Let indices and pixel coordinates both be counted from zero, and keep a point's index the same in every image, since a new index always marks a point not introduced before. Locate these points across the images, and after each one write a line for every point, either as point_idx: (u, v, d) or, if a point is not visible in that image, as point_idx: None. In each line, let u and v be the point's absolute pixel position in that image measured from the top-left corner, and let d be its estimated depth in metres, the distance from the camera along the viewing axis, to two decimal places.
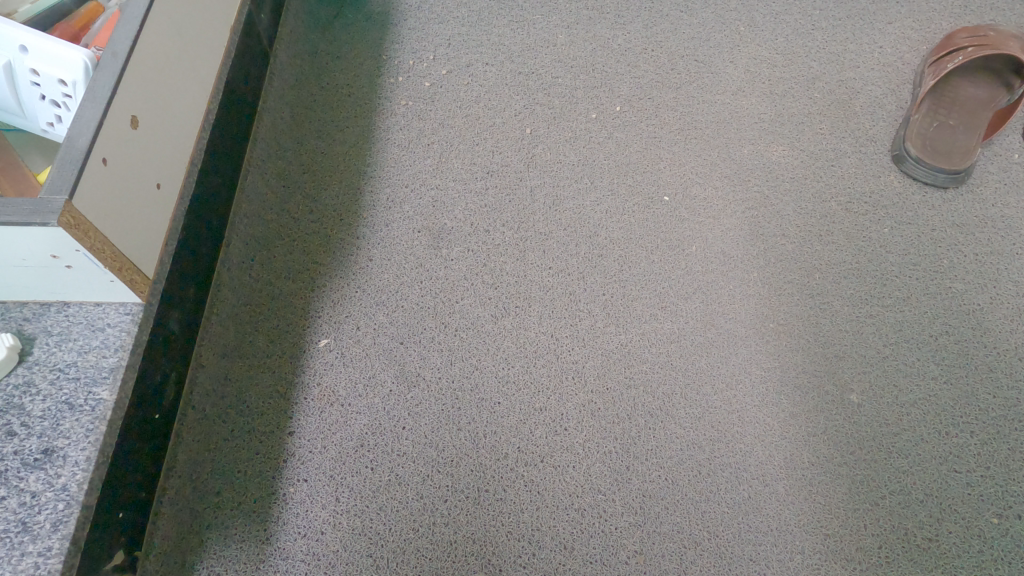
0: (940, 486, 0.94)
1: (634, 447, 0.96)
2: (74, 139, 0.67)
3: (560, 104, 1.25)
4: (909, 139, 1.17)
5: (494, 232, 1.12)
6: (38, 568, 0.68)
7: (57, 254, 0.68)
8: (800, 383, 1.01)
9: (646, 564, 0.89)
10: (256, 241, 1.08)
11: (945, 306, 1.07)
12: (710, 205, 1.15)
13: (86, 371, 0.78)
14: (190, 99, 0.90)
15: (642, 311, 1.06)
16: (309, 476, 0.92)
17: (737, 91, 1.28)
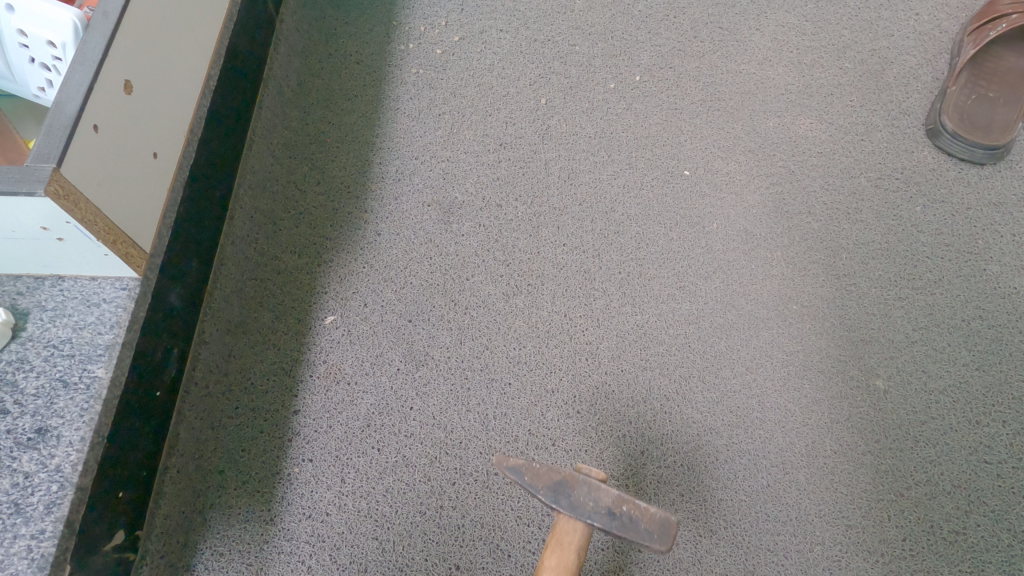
0: (969, 478, 0.90)
1: (649, 431, 0.92)
2: (62, 104, 0.63)
3: (577, 73, 1.20)
4: (946, 113, 1.11)
5: (507, 207, 1.07)
6: (29, 551, 0.65)
7: (48, 226, 0.65)
8: (824, 368, 0.97)
9: (659, 552, 0.86)
10: (260, 214, 1.04)
11: (978, 289, 1.02)
12: (733, 181, 1.10)
13: (81, 348, 0.75)
14: (190, 64, 0.86)
15: (660, 291, 1.02)
16: (314, 456, 0.89)
17: (764, 60, 1.21)
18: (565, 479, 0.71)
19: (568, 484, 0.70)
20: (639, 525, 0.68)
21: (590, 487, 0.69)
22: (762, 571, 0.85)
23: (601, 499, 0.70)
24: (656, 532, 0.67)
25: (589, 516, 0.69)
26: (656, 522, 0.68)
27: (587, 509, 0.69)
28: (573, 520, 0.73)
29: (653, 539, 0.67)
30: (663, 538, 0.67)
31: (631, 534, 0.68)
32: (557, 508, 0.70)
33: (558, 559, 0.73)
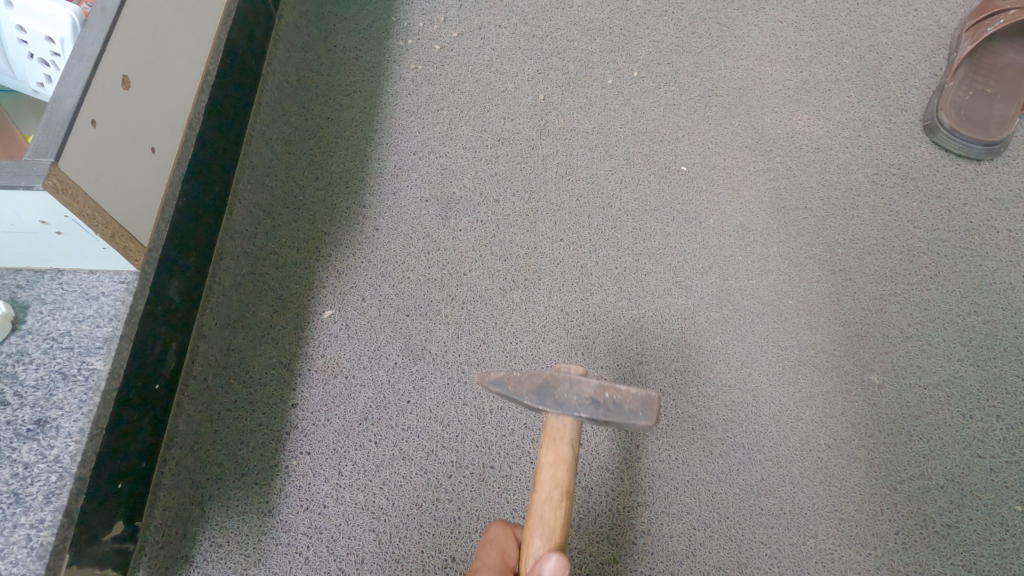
0: (962, 472, 0.91)
1: (644, 425, 0.93)
2: (61, 99, 0.64)
3: (575, 69, 1.20)
4: (943, 109, 1.11)
5: (504, 202, 1.08)
6: (28, 540, 0.65)
7: (46, 219, 0.66)
8: (819, 362, 0.97)
9: (653, 545, 0.87)
10: (259, 209, 1.05)
11: (974, 285, 1.02)
12: (730, 176, 1.11)
13: (80, 340, 0.75)
14: (188, 60, 0.87)
15: (656, 286, 1.02)
16: (312, 448, 0.90)
17: (762, 56, 1.21)
18: (546, 380, 0.71)
19: (550, 382, 0.71)
20: (623, 407, 0.69)
21: (572, 381, 0.70)
22: (755, 564, 0.86)
23: (584, 392, 0.71)
24: (639, 409, 0.69)
25: (574, 409, 0.70)
26: (637, 400, 0.69)
27: (572, 403, 0.70)
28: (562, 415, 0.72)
29: (638, 417, 0.69)
30: (647, 412, 0.68)
31: (618, 417, 0.69)
32: (544, 410, 0.71)
33: (554, 454, 0.71)
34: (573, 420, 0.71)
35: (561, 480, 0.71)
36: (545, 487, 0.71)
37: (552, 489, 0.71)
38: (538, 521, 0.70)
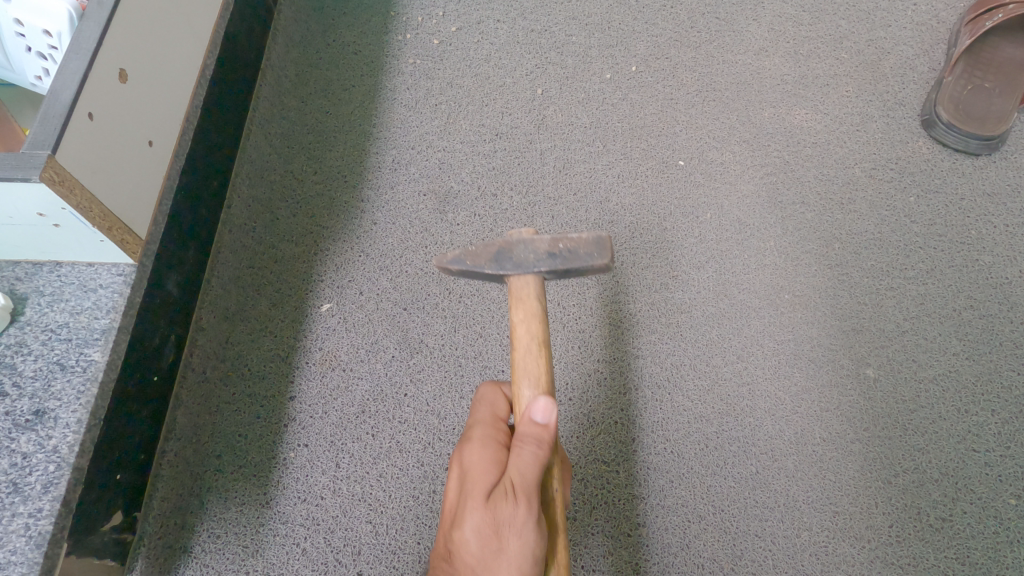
0: (956, 466, 0.91)
1: (640, 418, 0.93)
2: (58, 93, 0.65)
3: (573, 63, 1.20)
4: (941, 103, 1.11)
5: (502, 197, 1.08)
6: (27, 529, 0.66)
7: (44, 212, 0.66)
8: (815, 357, 0.97)
9: (648, 537, 0.87)
10: (258, 203, 1.05)
11: (970, 279, 1.02)
12: (727, 171, 1.11)
13: (78, 333, 0.76)
14: (185, 54, 0.87)
15: (653, 280, 1.02)
16: (310, 441, 0.91)
17: (761, 51, 1.21)
18: (500, 245, 0.69)
19: (506, 245, 0.69)
20: (578, 252, 0.68)
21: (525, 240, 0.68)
22: (750, 556, 0.86)
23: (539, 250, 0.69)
24: (593, 249, 0.68)
25: (534, 268, 0.68)
26: (588, 241, 0.69)
27: (530, 262, 0.68)
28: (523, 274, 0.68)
29: (594, 256, 0.68)
30: (602, 250, 0.67)
31: (579, 263, 0.68)
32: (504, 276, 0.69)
33: (524, 310, 0.68)
34: (535, 276, 0.69)
35: (536, 334, 0.66)
36: (521, 342, 0.66)
37: (529, 343, 0.66)
38: (521, 371, 0.65)
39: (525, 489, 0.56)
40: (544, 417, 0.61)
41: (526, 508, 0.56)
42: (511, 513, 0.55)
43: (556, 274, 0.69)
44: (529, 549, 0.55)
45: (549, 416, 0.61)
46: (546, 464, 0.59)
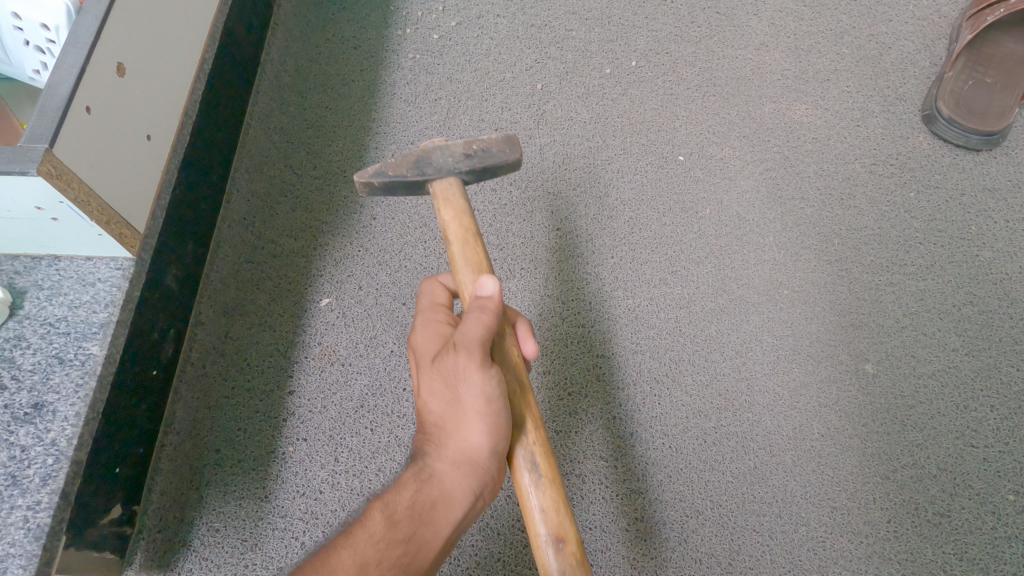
0: (955, 461, 0.91)
1: (638, 414, 0.94)
2: (56, 86, 0.65)
3: (573, 58, 1.20)
4: (942, 98, 1.10)
5: (501, 191, 1.08)
6: (26, 522, 0.66)
7: (42, 205, 0.66)
8: (814, 352, 0.97)
9: (646, 532, 0.87)
10: (257, 198, 1.06)
11: (970, 275, 1.02)
12: (727, 166, 1.11)
13: (77, 326, 0.75)
14: (184, 48, 0.87)
15: (652, 276, 1.02)
16: (309, 435, 0.91)
17: (761, 46, 1.21)
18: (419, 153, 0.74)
19: (424, 154, 0.74)
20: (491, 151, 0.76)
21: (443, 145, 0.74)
22: (747, 551, 0.87)
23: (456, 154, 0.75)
24: (505, 145, 0.77)
25: (455, 168, 0.74)
26: (498, 139, 0.77)
27: (450, 163, 0.74)
28: (444, 175, 0.74)
29: (507, 149, 0.77)
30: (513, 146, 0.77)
31: (495, 158, 0.76)
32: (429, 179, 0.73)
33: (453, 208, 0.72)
34: (455, 178, 0.75)
35: (467, 224, 0.71)
36: (454, 234, 0.71)
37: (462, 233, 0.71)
38: (461, 262, 0.69)
39: (470, 346, 0.61)
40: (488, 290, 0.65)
41: (475, 362, 0.61)
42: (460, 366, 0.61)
43: (476, 173, 0.76)
44: (483, 395, 0.60)
45: (490, 287, 0.65)
46: (492, 324, 0.63)
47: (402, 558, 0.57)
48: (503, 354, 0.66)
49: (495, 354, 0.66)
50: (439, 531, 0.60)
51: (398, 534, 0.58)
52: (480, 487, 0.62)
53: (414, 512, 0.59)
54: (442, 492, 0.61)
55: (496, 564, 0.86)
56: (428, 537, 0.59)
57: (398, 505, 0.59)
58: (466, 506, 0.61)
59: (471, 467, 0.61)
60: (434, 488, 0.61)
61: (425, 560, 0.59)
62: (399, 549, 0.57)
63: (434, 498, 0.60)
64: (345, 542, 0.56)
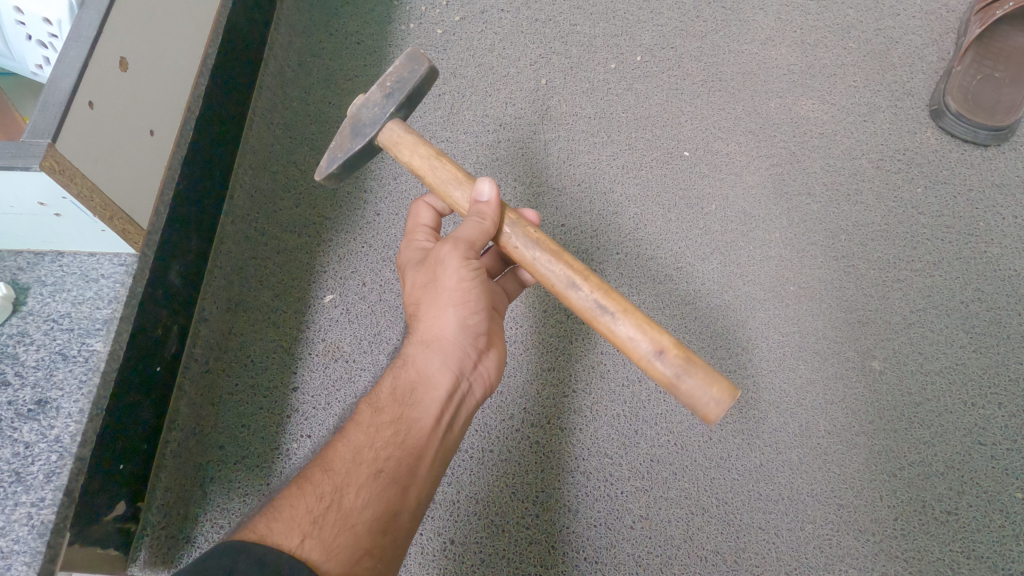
0: (962, 459, 0.90)
1: (644, 410, 0.93)
2: (58, 81, 0.65)
3: (577, 53, 1.19)
4: (950, 94, 1.09)
5: (505, 187, 1.08)
6: (30, 518, 0.66)
7: (45, 201, 0.66)
8: (820, 349, 0.97)
9: (651, 529, 0.87)
10: (261, 194, 1.05)
11: (978, 271, 1.01)
12: (733, 161, 1.10)
13: (80, 322, 0.75)
14: (187, 44, 0.87)
15: (657, 272, 1.02)
16: (313, 432, 0.90)
17: (767, 40, 1.20)
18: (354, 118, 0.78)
19: (355, 118, 0.78)
20: (405, 78, 0.77)
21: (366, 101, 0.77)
22: (752, 549, 0.86)
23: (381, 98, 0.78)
24: (411, 64, 0.77)
25: (387, 114, 0.77)
26: (404, 62, 0.78)
27: (378, 113, 0.77)
28: (384, 128, 0.78)
29: (416, 67, 0.77)
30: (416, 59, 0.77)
31: (411, 83, 0.77)
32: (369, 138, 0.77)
33: (409, 146, 0.76)
34: (392, 121, 0.77)
35: (428, 153, 0.76)
36: (426, 165, 0.75)
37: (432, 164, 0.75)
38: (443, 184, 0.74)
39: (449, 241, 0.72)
40: (486, 195, 0.70)
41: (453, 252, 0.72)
42: (438, 261, 0.73)
43: (406, 104, 0.78)
44: (456, 277, 0.72)
45: (484, 189, 0.70)
46: (488, 227, 0.70)
47: (396, 433, 0.66)
48: (506, 240, 0.72)
49: (498, 242, 0.73)
50: (428, 407, 0.68)
51: (385, 417, 0.67)
52: (458, 362, 0.72)
53: (397, 396, 0.69)
54: (422, 374, 0.70)
55: (501, 561, 0.85)
56: (418, 414, 0.68)
57: (381, 395, 0.69)
58: (449, 382, 0.70)
59: (444, 345, 0.72)
60: (411, 372, 0.70)
61: (420, 433, 0.67)
62: (390, 427, 0.66)
63: (415, 381, 0.70)
64: (341, 437, 0.66)
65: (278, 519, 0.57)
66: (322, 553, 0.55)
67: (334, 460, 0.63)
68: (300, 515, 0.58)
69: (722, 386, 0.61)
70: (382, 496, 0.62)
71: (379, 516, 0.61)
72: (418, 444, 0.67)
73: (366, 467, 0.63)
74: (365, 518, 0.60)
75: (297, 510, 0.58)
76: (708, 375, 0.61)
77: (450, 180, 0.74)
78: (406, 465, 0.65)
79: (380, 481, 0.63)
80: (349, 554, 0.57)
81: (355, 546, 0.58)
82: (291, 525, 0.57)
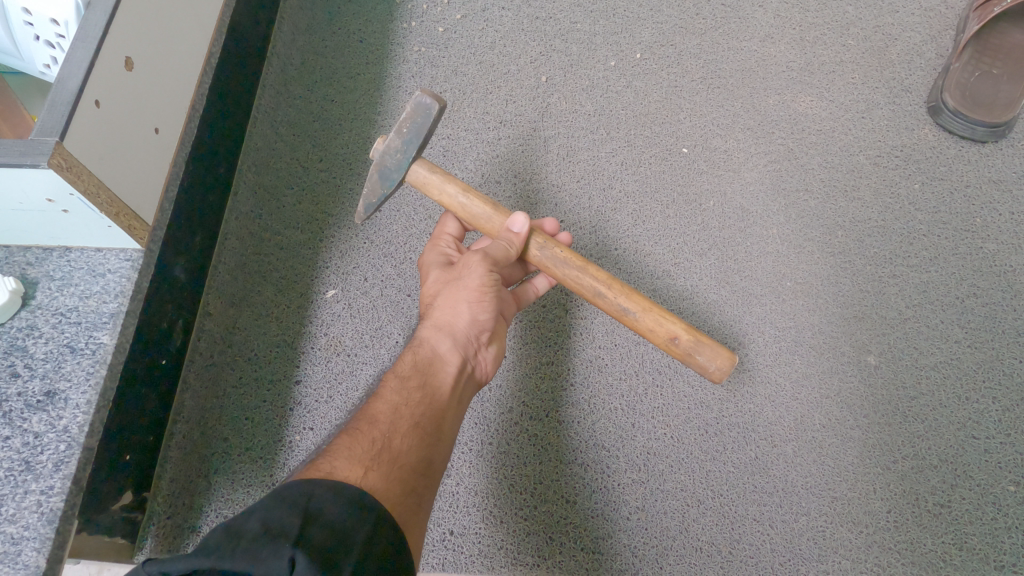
0: (956, 452, 0.91)
1: (640, 404, 0.94)
2: (65, 80, 0.66)
3: (577, 51, 1.20)
4: (948, 90, 1.10)
5: (505, 183, 1.09)
6: (39, 506, 0.68)
7: (52, 197, 0.68)
8: (817, 344, 0.98)
9: (648, 520, 0.88)
10: (264, 191, 1.07)
11: (974, 267, 1.02)
12: (731, 158, 1.11)
13: (87, 316, 0.78)
14: (192, 44, 0.88)
15: (655, 268, 1.03)
16: (315, 424, 0.92)
17: (766, 38, 1.21)
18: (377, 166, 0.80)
19: (380, 165, 0.80)
20: (418, 121, 0.77)
21: (387, 149, 0.79)
22: (748, 540, 0.87)
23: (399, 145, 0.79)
24: (422, 108, 0.77)
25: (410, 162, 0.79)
26: (415, 107, 0.77)
27: (401, 162, 0.79)
28: (411, 171, 0.81)
29: (427, 110, 0.77)
30: (428, 102, 0.76)
31: (425, 129, 0.77)
32: (398, 185, 0.80)
33: (441, 182, 0.81)
34: (417, 166, 0.81)
35: (462, 187, 0.81)
36: (458, 198, 0.81)
37: (464, 198, 0.81)
38: (474, 213, 0.81)
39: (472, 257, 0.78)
40: (519, 228, 0.78)
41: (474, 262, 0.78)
42: (464, 264, 0.79)
43: (423, 146, 0.79)
44: (479, 279, 0.77)
45: (518, 221, 0.78)
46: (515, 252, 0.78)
47: (423, 396, 0.70)
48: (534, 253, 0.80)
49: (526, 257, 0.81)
50: (447, 378, 0.72)
51: (412, 384, 0.70)
52: (469, 343, 0.77)
53: (420, 366, 0.72)
54: (438, 350, 0.74)
55: (499, 551, 0.87)
56: (440, 381, 0.72)
57: (403, 368, 0.72)
58: (462, 359, 0.75)
59: (457, 330, 0.76)
60: (429, 350, 0.74)
61: (444, 399, 0.71)
62: (418, 390, 0.70)
63: (433, 355, 0.74)
64: (374, 400, 0.68)
65: (336, 461, 0.59)
66: (383, 487, 0.59)
67: (377, 414, 0.66)
68: (358, 455, 0.61)
69: (721, 360, 0.76)
70: (420, 447, 0.66)
71: (420, 463, 0.64)
72: (443, 407, 0.71)
73: (405, 421, 0.66)
74: (410, 462, 0.63)
75: (354, 452, 0.61)
76: (710, 353, 0.76)
77: (484, 210, 0.80)
78: (436, 424, 0.69)
79: (418, 434, 0.66)
80: (401, 492, 0.60)
81: (405, 484, 0.61)
82: (352, 462, 0.59)
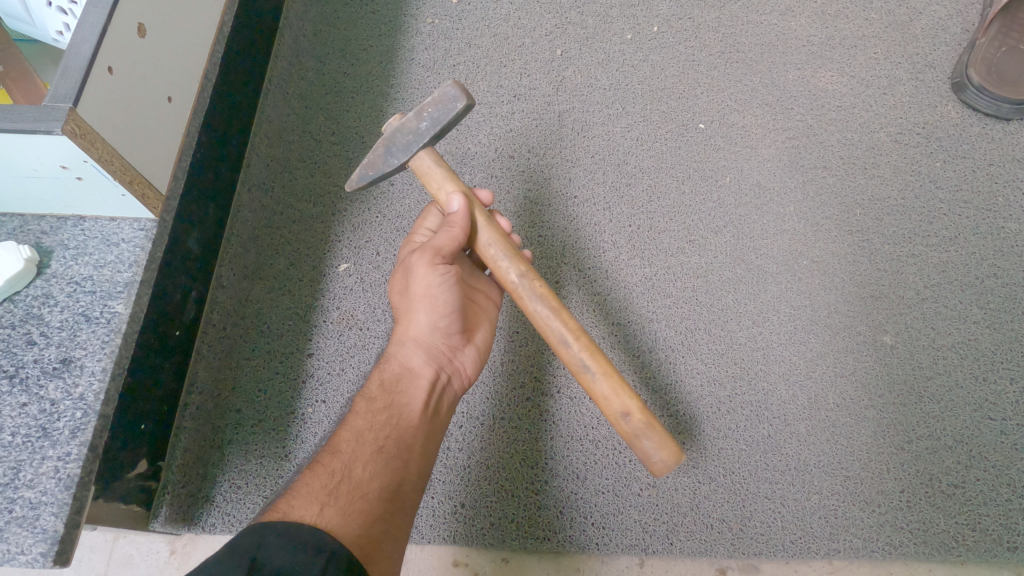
0: (971, 433, 0.90)
1: (653, 380, 0.94)
2: (77, 46, 0.66)
3: (594, 24, 1.18)
4: (973, 65, 1.07)
5: (519, 157, 1.08)
6: (56, 472, 0.68)
7: (66, 164, 0.67)
8: (832, 324, 0.97)
9: (658, 496, 0.88)
10: (277, 164, 1.06)
11: (995, 247, 1.00)
12: (748, 134, 1.09)
13: (102, 285, 0.77)
14: (204, 10, 0.87)
15: (670, 244, 1.02)
16: (328, 397, 0.92)
17: (786, 11, 1.18)
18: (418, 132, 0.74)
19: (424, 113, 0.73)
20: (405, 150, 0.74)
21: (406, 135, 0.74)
22: (759, 517, 0.87)
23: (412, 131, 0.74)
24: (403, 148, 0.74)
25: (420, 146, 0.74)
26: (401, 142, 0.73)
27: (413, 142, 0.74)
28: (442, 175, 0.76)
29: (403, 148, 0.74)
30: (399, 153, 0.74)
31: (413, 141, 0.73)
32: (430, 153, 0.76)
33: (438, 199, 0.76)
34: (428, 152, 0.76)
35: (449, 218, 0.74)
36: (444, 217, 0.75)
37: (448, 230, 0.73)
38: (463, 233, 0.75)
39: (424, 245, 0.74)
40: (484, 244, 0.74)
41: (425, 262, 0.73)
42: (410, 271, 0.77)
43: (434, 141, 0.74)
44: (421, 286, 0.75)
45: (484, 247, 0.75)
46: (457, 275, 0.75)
47: (386, 419, 0.72)
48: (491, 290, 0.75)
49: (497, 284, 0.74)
50: (414, 393, 0.75)
51: (378, 405, 0.73)
52: (435, 356, 0.78)
53: (387, 386, 0.75)
54: (406, 366, 0.76)
55: (509, 525, 0.87)
56: (407, 399, 0.74)
57: (372, 389, 0.75)
58: (431, 373, 0.77)
59: (420, 344, 0.78)
60: (395, 366, 0.76)
61: (410, 418, 0.73)
62: (383, 413, 0.72)
63: (401, 372, 0.76)
64: (342, 426, 0.71)
65: (295, 498, 0.62)
66: (341, 520, 0.61)
67: (340, 444, 0.69)
68: (316, 490, 0.63)
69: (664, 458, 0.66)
70: (384, 471, 0.67)
71: (384, 488, 0.66)
72: (409, 425, 0.72)
73: (367, 450, 0.68)
74: (373, 489, 0.65)
75: (313, 487, 0.63)
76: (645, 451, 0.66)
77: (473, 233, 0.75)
78: (401, 445, 0.70)
79: (382, 460, 0.68)
80: (361, 522, 0.62)
81: (366, 513, 0.63)
82: (310, 499, 0.62)
